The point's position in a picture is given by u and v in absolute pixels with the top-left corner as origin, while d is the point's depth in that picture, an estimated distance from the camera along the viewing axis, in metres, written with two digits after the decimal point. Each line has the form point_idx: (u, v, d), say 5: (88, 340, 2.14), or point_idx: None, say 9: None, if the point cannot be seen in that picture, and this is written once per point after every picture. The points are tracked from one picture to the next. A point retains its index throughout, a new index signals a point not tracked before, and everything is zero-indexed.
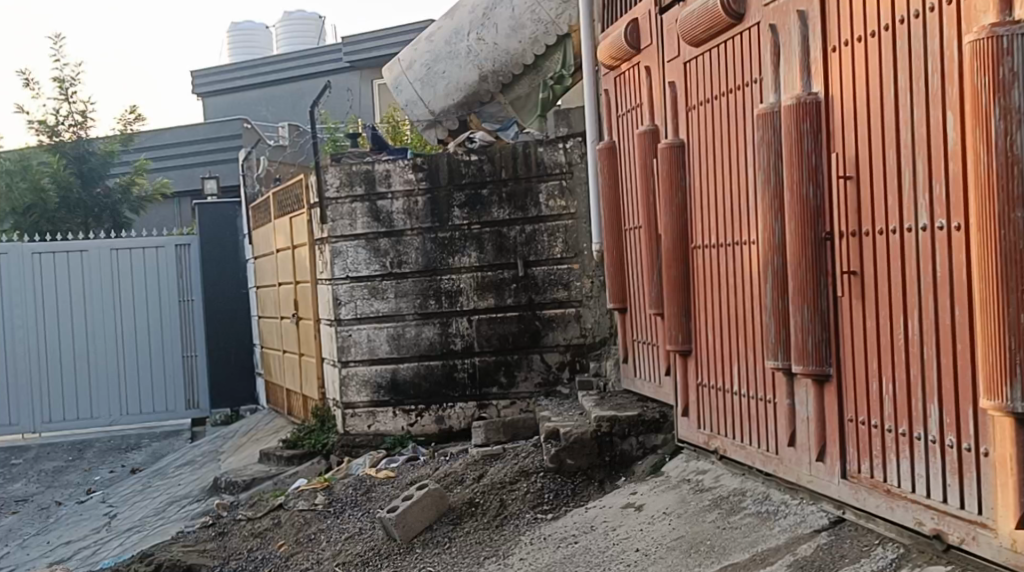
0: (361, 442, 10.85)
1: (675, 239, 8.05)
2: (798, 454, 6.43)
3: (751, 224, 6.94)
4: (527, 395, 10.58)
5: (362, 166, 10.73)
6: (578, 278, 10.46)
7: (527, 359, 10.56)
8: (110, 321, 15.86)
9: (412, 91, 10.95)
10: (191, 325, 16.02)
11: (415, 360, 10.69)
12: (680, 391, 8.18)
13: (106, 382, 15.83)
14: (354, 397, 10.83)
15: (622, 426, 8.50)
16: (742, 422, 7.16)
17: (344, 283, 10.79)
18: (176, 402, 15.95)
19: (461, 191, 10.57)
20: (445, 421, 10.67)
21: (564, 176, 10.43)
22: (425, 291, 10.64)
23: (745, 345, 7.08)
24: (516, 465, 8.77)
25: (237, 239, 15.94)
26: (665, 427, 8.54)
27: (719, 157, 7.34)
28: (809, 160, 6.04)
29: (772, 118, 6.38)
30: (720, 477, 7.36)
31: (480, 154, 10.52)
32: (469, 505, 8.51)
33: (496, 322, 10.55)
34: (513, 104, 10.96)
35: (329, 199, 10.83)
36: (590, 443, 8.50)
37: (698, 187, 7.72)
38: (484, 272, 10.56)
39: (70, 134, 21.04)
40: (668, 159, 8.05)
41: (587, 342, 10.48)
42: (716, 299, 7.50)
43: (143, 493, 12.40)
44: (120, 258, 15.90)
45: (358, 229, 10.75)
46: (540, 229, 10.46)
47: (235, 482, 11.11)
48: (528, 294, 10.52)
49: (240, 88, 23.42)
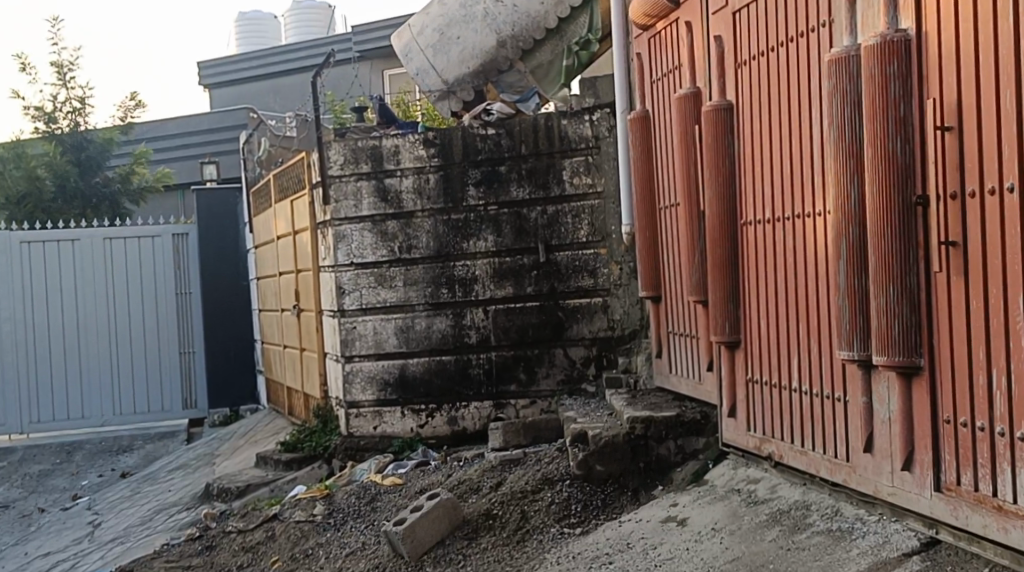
0: (366, 446, 9.83)
1: (720, 214, 7.05)
2: (876, 463, 5.42)
3: (816, 193, 5.95)
4: (549, 393, 9.59)
5: (368, 141, 9.75)
6: (605, 264, 9.48)
7: (549, 354, 9.56)
8: (102, 315, 14.87)
9: (424, 58, 9.91)
10: (190, 320, 15.03)
11: (426, 354, 9.70)
12: (725, 388, 7.18)
13: (99, 380, 14.86)
14: (359, 395, 9.81)
15: (659, 428, 7.52)
16: (802, 423, 6.16)
17: (348, 270, 9.80)
18: (172, 402, 14.99)
19: (476, 168, 9.59)
20: (459, 422, 9.68)
21: (591, 152, 9.48)
22: (437, 278, 9.66)
23: (807, 334, 6.08)
24: (539, 472, 7.78)
25: (237, 227, 15.14)
26: (706, 430, 7.56)
27: (776, 117, 6.35)
28: (896, 110, 5.06)
29: (846, 63, 5.38)
30: (776, 487, 6.36)
31: (497, 127, 9.56)
32: (486, 517, 7.52)
33: (515, 313, 9.57)
34: (535, 73, 9.93)
35: (331, 177, 9.86)
36: (622, 447, 7.50)
37: (749, 154, 6.74)
38: (501, 257, 9.58)
39: (66, 121, 20.15)
40: (713, 124, 7.06)
41: (615, 335, 9.49)
42: (770, 283, 6.51)
43: (131, 500, 11.43)
44: (114, 248, 14.91)
45: (363, 211, 9.77)
46: (564, 210, 9.50)
47: (228, 488, 10.14)
48: (551, 282, 9.54)
49: (250, 79, 22.42)
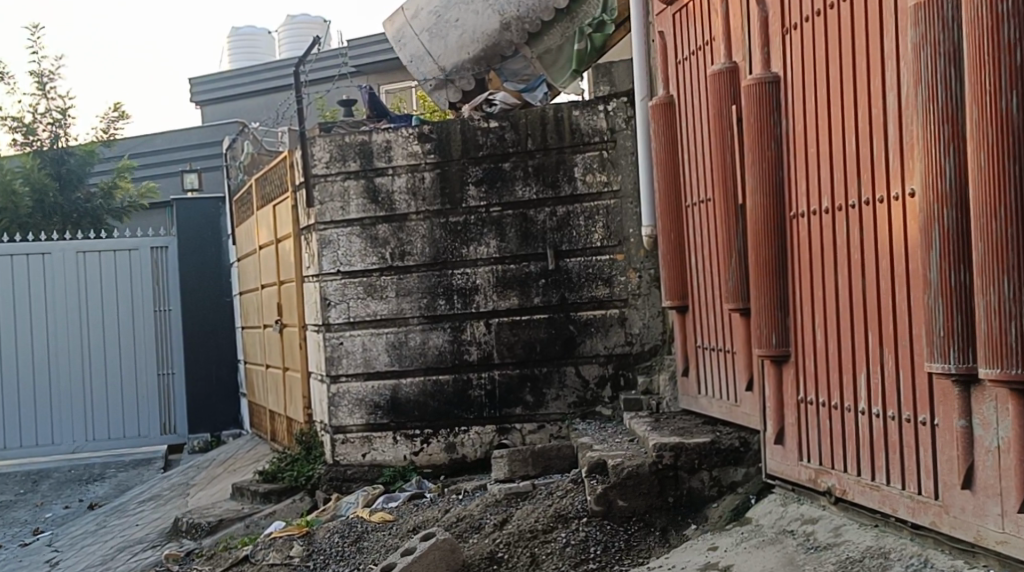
0: (353, 476, 8.72)
1: (762, 206, 6.02)
2: (980, 502, 4.46)
3: (891, 174, 4.94)
4: (558, 418, 8.50)
5: (357, 136, 8.70)
6: (622, 272, 8.41)
7: (558, 373, 8.49)
8: (74, 334, 13.77)
9: (418, 44, 8.93)
10: (168, 339, 13.96)
11: (421, 373, 8.63)
12: (770, 410, 6.13)
13: (70, 403, 13.74)
14: (346, 419, 8.74)
15: (691, 456, 6.49)
16: (872, 452, 5.15)
17: (334, 280, 8.75)
18: (149, 427, 13.87)
19: (477, 165, 8.55)
20: (457, 450, 8.59)
21: (606, 146, 8.43)
22: (433, 288, 8.60)
23: (878, 344, 5.07)
24: (550, 507, 6.72)
25: (220, 240, 14.06)
26: (747, 459, 6.51)
27: (835, 87, 5.35)
28: (1009, 59, 4.14)
29: (938, 5, 4.37)
30: (841, 530, 5.31)
31: (501, 120, 8.52)
32: (489, 561, 6.47)
33: (520, 327, 8.51)
34: (543, 59, 8.87)
35: (314, 177, 8.82)
36: (648, 479, 6.47)
37: (801, 133, 5.72)
38: (505, 264, 8.53)
39: (46, 134, 19.14)
40: (754, 101, 6.03)
41: (633, 351, 8.43)
42: (825, 285, 5.49)
43: (95, 535, 10.33)
44: (88, 262, 13.79)
45: (351, 214, 8.73)
46: (575, 211, 8.44)
47: (198, 524, 9.06)
48: (560, 292, 8.48)
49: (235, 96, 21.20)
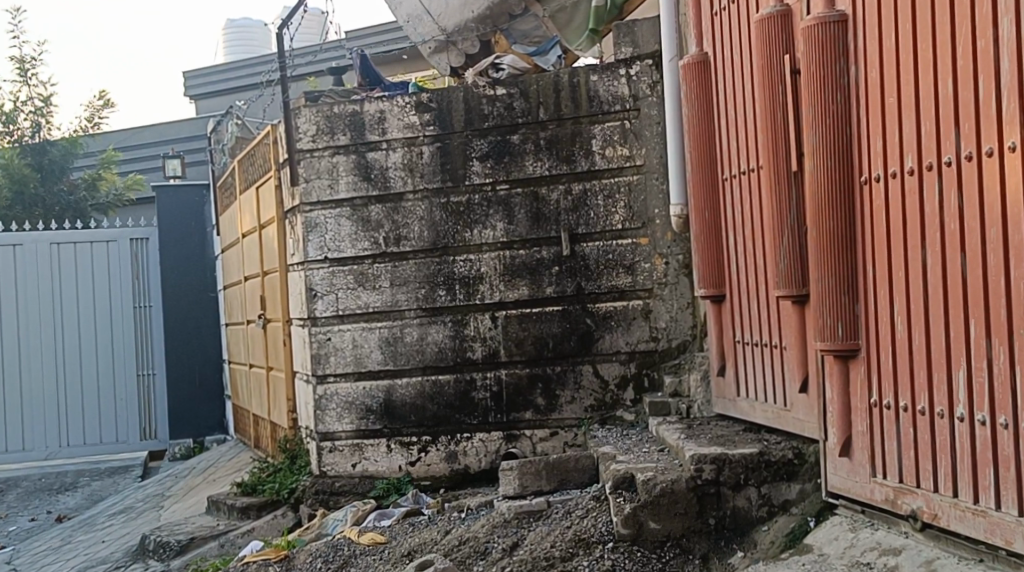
0: (342, 489, 7.68)
1: (824, 170, 5.02)
2: None
3: (1005, 121, 4.12)
4: (573, 423, 7.48)
5: (347, 106, 7.67)
6: (646, 258, 7.41)
7: (573, 373, 7.48)
8: (47, 332, 12.72)
9: (416, 3, 8.06)
10: (150, 337, 12.87)
11: (418, 373, 7.62)
12: (832, 415, 5.12)
13: (42, 407, 12.69)
14: (335, 425, 7.71)
15: (735, 470, 5.53)
16: (973, 469, 4.31)
17: (321, 268, 7.72)
18: (129, 433, 12.81)
19: (483, 138, 7.54)
20: (459, 459, 7.58)
21: (628, 115, 7.43)
22: (432, 277, 7.59)
23: (989, 336, 4.22)
24: (569, 530, 5.73)
25: (204, 232, 12.90)
26: (801, 474, 5.55)
27: (927, 21, 4.41)
28: None
29: None
30: (935, 564, 4.41)
31: (509, 87, 7.50)
32: None
33: (531, 321, 7.50)
34: (555, 19, 7.79)
35: (298, 152, 7.76)
36: (685, 498, 5.51)
37: (875, 82, 4.76)
38: (513, 250, 7.52)
39: (29, 123, 17.93)
40: (814, 43, 5.03)
41: (659, 348, 7.42)
42: (909, 261, 4.57)
43: (57, 553, 9.31)
44: (63, 255, 12.77)
45: (340, 193, 7.69)
46: (592, 190, 7.44)
47: (167, 543, 8.08)
48: (576, 280, 7.47)
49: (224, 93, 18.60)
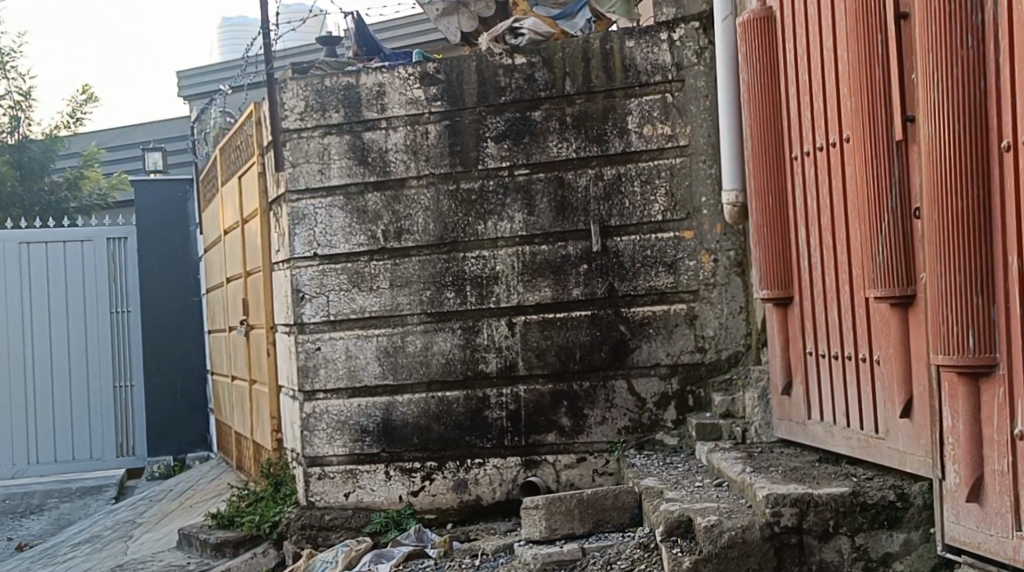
0: (332, 524, 6.53)
1: (950, 134, 4.03)
2: None
3: None
4: (605, 448, 6.36)
5: (341, 78, 6.55)
6: (690, 255, 6.28)
7: (604, 390, 6.35)
8: (15, 341, 11.41)
9: None
10: (127, 346, 11.58)
11: (422, 390, 6.50)
12: (958, 448, 4.11)
13: (9, 422, 11.39)
14: (325, 448, 6.58)
15: (823, 514, 4.52)
16: None
17: (309, 267, 6.59)
18: (103, 449, 11.54)
19: (499, 114, 6.41)
20: (470, 488, 6.46)
21: (671, 87, 6.31)
22: (439, 276, 6.47)
23: None
24: None
25: (187, 228, 11.52)
26: (905, 521, 4.54)
27: None
28: None
29: None
30: None
31: (530, 55, 6.40)
32: None
33: (555, 328, 6.38)
34: None
35: (283, 133, 6.62)
36: (759, 550, 4.50)
37: None
38: (534, 245, 6.40)
39: (6, 118, 16.01)
40: None
41: (706, 360, 6.30)
42: None
43: None
44: (33, 256, 11.43)
45: (331, 180, 6.56)
46: (627, 175, 6.32)
47: None
48: (607, 280, 6.33)
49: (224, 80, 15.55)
